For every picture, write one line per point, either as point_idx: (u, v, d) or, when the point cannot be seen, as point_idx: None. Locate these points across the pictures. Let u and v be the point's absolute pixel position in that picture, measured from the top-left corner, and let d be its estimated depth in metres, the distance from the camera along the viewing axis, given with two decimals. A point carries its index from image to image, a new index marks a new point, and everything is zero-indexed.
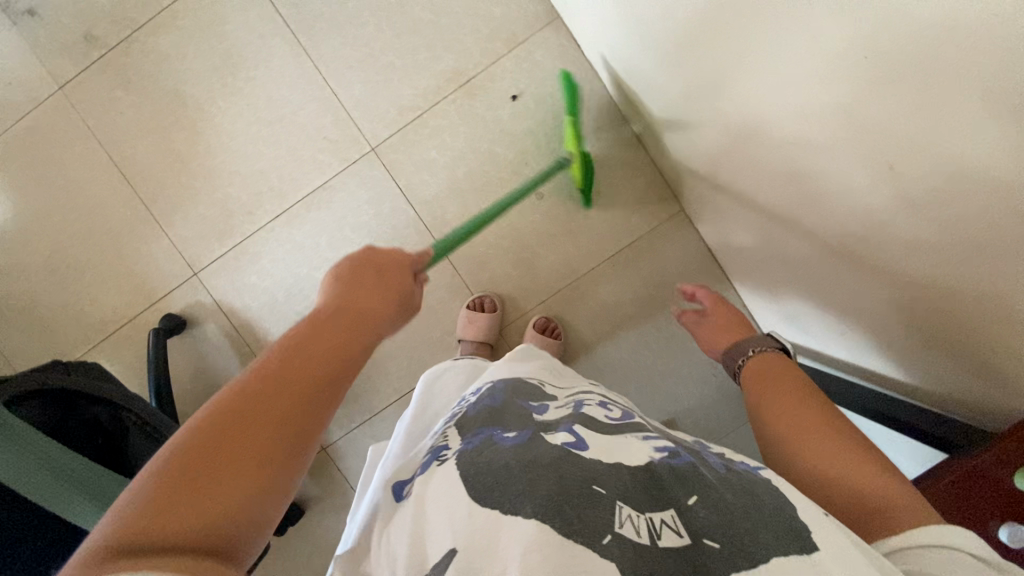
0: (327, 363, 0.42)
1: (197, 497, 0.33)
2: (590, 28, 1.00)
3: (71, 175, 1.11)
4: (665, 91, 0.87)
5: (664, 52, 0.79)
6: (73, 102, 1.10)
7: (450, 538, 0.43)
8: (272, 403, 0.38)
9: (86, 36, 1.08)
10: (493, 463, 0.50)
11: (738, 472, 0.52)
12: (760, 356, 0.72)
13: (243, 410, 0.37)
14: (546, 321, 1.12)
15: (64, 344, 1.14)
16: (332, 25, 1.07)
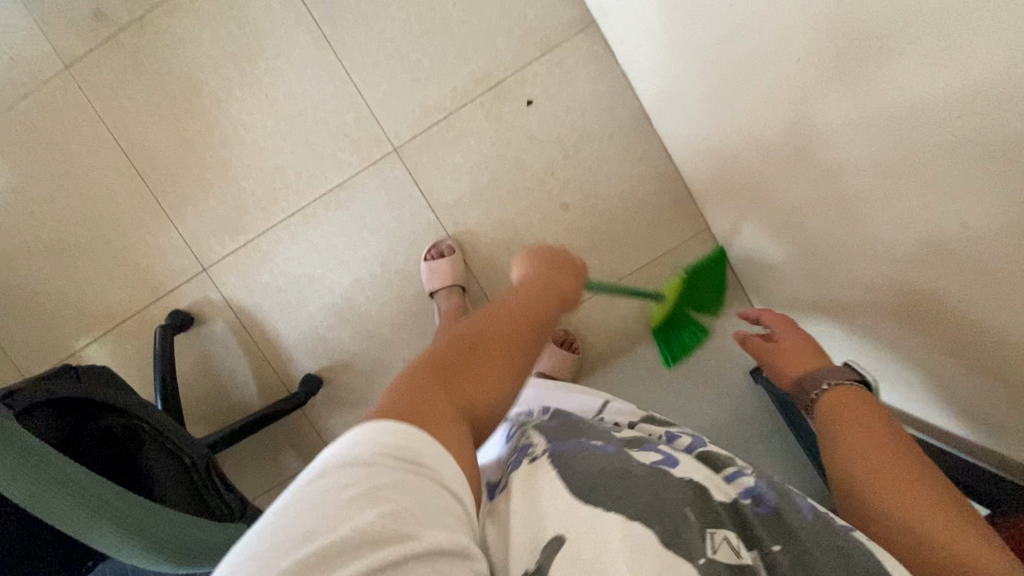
0: (535, 301, 0.56)
1: (453, 383, 0.47)
2: (628, 39, 0.96)
3: (76, 159, 1.06)
4: (703, 115, 0.84)
5: (707, 78, 0.77)
6: (80, 83, 1.04)
7: (553, 526, 0.47)
8: (497, 334, 0.50)
9: (95, 13, 1.02)
10: (589, 469, 0.53)
11: (826, 521, 0.47)
12: (836, 388, 0.63)
13: (487, 327, 0.51)
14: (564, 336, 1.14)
15: (65, 335, 1.10)
16: (358, 18, 1.02)
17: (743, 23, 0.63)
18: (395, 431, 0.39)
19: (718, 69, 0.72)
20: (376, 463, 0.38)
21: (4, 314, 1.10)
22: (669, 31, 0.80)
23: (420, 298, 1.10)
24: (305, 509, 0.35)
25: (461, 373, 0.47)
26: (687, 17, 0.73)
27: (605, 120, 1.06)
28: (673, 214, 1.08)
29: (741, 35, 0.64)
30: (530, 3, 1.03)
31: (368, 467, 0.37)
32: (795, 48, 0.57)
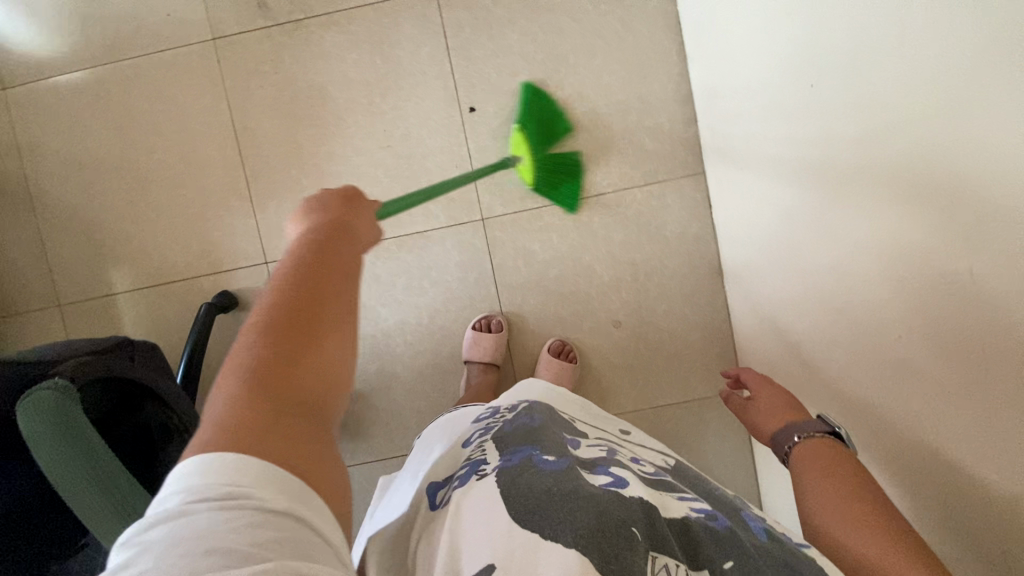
0: (316, 268, 0.47)
1: (274, 391, 0.39)
2: (726, 205, 1.02)
3: (188, 122, 1.09)
4: (777, 307, 0.90)
5: (794, 283, 0.83)
6: (219, 57, 1.08)
7: (490, 553, 0.49)
8: (290, 324, 0.43)
9: (259, 3, 1.06)
10: (534, 488, 0.55)
11: (782, 545, 0.52)
12: (805, 441, 0.70)
13: (279, 307, 0.43)
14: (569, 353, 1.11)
15: (113, 275, 1.12)
16: (493, 93, 1.08)
17: (843, 264, 0.69)
18: (240, 468, 0.34)
19: (809, 285, 0.78)
20: (227, 501, 0.33)
21: (64, 235, 1.12)
22: (771, 225, 0.87)
23: (454, 359, 1.12)
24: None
25: (302, 307, 0.44)
26: (794, 228, 0.80)
27: (681, 261, 1.10)
28: (712, 367, 1.11)
29: (838, 273, 0.70)
30: (651, 134, 1.08)
31: (233, 512, 0.32)
32: (887, 304, 0.62)
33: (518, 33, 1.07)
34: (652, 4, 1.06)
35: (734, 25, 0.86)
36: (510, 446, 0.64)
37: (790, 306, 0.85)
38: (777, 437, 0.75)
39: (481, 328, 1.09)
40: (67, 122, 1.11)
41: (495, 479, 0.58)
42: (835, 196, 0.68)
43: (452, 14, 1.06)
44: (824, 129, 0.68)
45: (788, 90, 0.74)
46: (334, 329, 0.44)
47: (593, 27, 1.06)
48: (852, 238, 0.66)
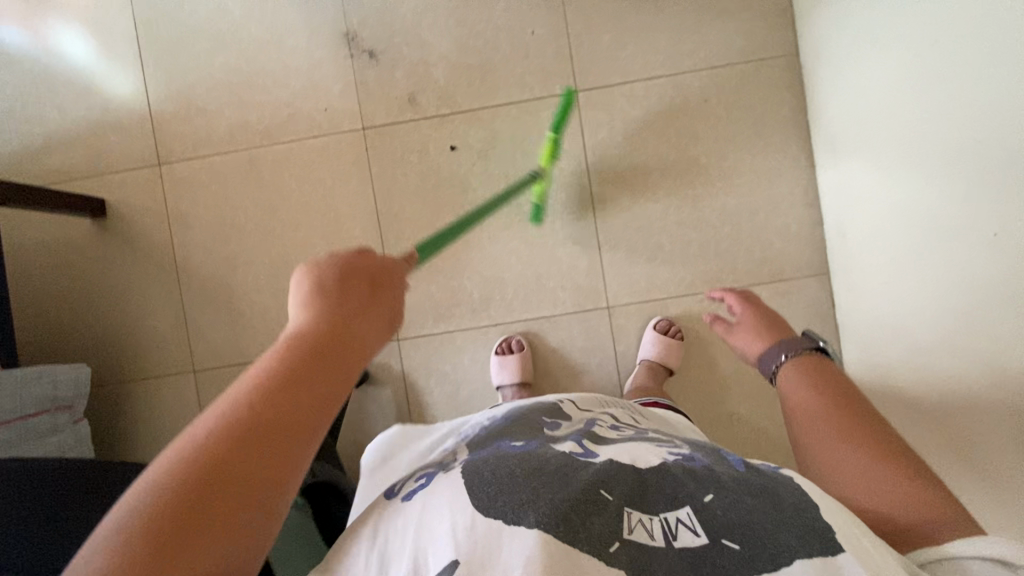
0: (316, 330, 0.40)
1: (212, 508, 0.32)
2: (868, 239, 0.96)
3: (332, 204, 1.15)
4: (923, 342, 0.82)
5: (945, 295, 0.75)
6: (368, 145, 1.14)
7: (451, 551, 0.45)
8: (278, 416, 0.35)
9: (410, 98, 1.13)
10: (496, 471, 0.54)
11: (759, 472, 0.53)
12: (794, 359, 0.63)
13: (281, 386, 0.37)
14: (672, 324, 1.12)
15: (246, 343, 1.17)
16: (627, 189, 1.13)
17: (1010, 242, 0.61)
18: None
19: (964, 291, 0.71)
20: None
21: (204, 304, 1.17)
22: (918, 235, 0.81)
23: None
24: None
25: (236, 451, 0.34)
26: (945, 228, 0.74)
27: None
28: None
29: (1000, 260, 0.64)
30: (778, 235, 1.11)
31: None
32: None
33: (652, 135, 1.12)
34: (785, 112, 1.10)
35: (885, 133, 0.86)
36: (477, 446, 0.63)
37: (936, 341, 0.79)
38: (764, 357, 0.66)
39: (504, 351, 1.12)
40: (215, 196, 1.17)
41: (458, 470, 0.56)
42: (997, 167, 0.62)
43: (591, 115, 1.12)
44: (975, 108, 0.65)
45: (949, 228, 0.73)
46: (239, 512, 0.33)
47: (726, 132, 1.11)
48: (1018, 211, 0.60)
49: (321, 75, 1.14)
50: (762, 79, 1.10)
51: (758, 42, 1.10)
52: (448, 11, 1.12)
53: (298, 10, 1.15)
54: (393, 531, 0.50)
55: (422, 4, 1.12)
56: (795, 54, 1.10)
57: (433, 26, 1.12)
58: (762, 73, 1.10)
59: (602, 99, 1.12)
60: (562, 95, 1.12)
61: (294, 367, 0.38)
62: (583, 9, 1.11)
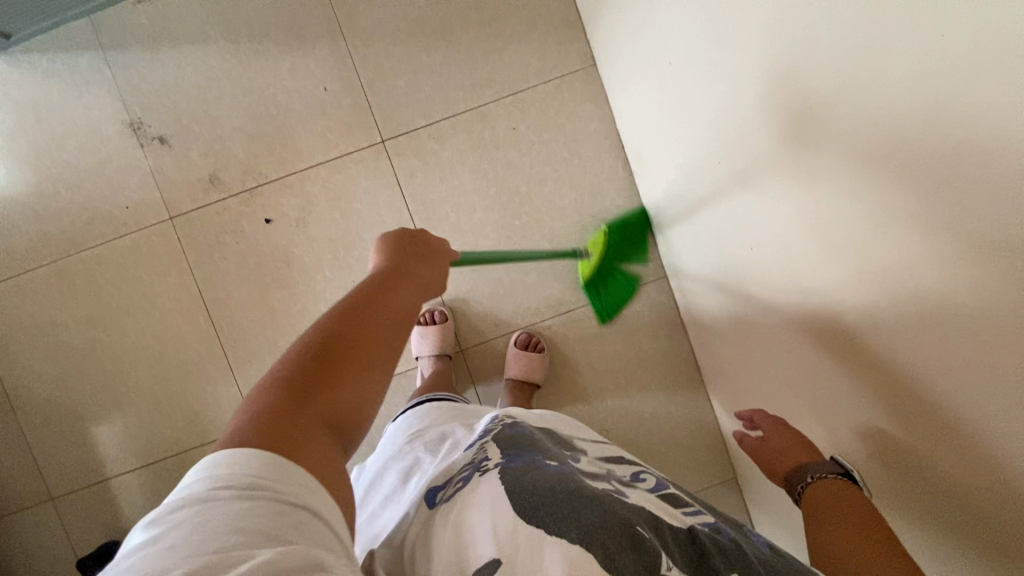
0: (388, 312, 0.53)
1: (321, 403, 0.44)
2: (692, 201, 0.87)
3: (156, 302, 1.10)
4: (779, 290, 0.69)
5: (784, 199, 0.61)
6: (180, 234, 1.09)
7: (492, 548, 0.48)
8: (349, 345, 0.48)
9: (211, 178, 1.08)
10: (539, 484, 0.54)
11: (782, 558, 0.54)
12: (818, 478, 0.65)
13: (341, 339, 0.48)
14: (531, 335, 1.11)
15: (100, 460, 1.12)
16: (454, 230, 1.11)
17: (808, 70, 0.50)
18: (265, 460, 0.37)
19: (803, 184, 0.56)
20: (245, 492, 0.34)
21: (46, 429, 1.12)
22: (728, 158, 0.70)
23: None
24: (163, 548, 0.30)
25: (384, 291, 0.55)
26: (746, 122, 0.63)
27: (660, 364, 1.12)
28: (706, 461, 1.11)
29: (811, 103, 0.50)
30: None
31: (248, 500, 0.34)
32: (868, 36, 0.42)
33: (468, 172, 1.10)
34: (594, 125, 1.09)
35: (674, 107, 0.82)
36: (513, 447, 0.64)
37: (793, 286, 0.65)
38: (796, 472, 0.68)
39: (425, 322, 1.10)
40: (32, 317, 1.10)
41: (497, 474, 0.58)
42: (756, 15, 0.55)
43: (403, 162, 1.09)
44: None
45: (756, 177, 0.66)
46: (349, 384, 0.47)
47: (540, 155, 1.09)
48: (800, 32, 0.49)
49: (114, 171, 1.08)
50: (565, 96, 1.09)
51: (552, 60, 1.08)
52: (232, 82, 1.07)
53: (73, 106, 1.07)
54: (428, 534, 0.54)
55: (204, 79, 1.07)
56: (591, 66, 1.08)
57: (221, 99, 1.07)
58: (564, 90, 1.08)
59: (410, 144, 1.09)
60: (368, 147, 1.09)
61: (333, 335, 0.48)
62: (371, 57, 1.07)
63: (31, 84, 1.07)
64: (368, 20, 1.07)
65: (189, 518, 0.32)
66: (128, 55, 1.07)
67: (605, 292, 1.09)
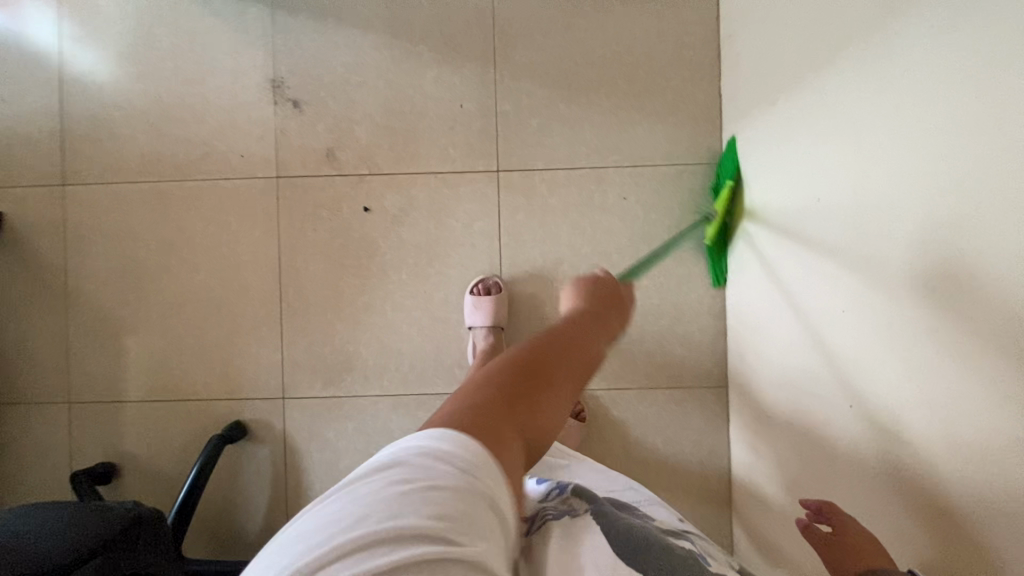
0: (571, 344, 0.52)
1: (511, 418, 0.45)
2: (772, 331, 0.90)
3: (236, 250, 1.12)
4: (849, 435, 0.69)
5: (872, 331, 0.64)
6: (281, 195, 1.11)
7: None
8: (551, 370, 0.49)
9: (329, 154, 1.11)
10: (640, 560, 0.53)
11: None
12: None
13: (541, 360, 0.49)
14: (577, 402, 1.10)
15: (127, 381, 1.13)
16: (536, 275, 1.11)
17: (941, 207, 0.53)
18: (462, 445, 0.41)
19: (895, 317, 0.60)
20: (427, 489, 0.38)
21: (89, 334, 1.13)
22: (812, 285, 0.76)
23: None
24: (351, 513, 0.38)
25: (574, 351, 0.52)
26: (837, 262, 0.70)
27: (692, 469, 1.10)
28: None
29: (899, 232, 0.58)
30: (682, 343, 1.10)
31: (433, 492, 0.38)
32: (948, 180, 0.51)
33: (568, 225, 1.11)
34: (701, 220, 1.10)
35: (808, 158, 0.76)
36: (603, 523, 0.62)
37: (883, 461, 0.63)
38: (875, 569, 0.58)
39: (479, 291, 1.08)
40: (116, 225, 1.13)
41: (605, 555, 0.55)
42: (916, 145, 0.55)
43: (510, 197, 1.11)
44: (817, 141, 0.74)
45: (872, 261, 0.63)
46: (552, 395, 0.48)
47: (641, 232, 1.10)
48: (886, 185, 0.60)
49: (242, 118, 1.11)
50: (683, 185, 1.10)
51: (682, 148, 1.10)
52: (379, 72, 1.11)
53: (226, 48, 1.12)
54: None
55: (354, 62, 1.11)
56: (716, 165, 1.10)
57: (363, 85, 1.11)
58: (684, 179, 1.10)
59: (522, 181, 1.11)
60: (483, 173, 1.11)
61: (525, 366, 0.49)
62: (514, 90, 1.10)
63: (197, 15, 1.12)
64: (522, 58, 1.10)
65: (367, 501, 0.38)
66: (293, 18, 1.11)
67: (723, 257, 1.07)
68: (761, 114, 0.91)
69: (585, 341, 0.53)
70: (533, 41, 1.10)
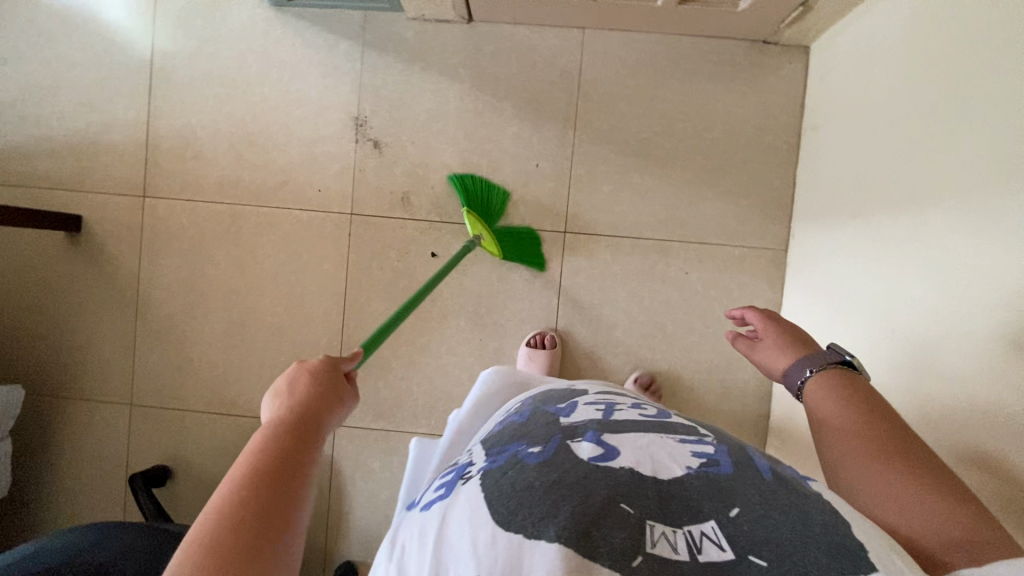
0: (287, 447, 0.46)
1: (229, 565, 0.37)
2: (830, 330, 0.96)
3: (302, 279, 1.15)
4: None
5: (892, 343, 0.79)
6: (352, 232, 1.14)
7: (472, 565, 0.44)
8: (260, 484, 0.42)
9: (403, 197, 1.13)
10: (516, 484, 0.51)
11: (784, 482, 0.51)
12: (819, 372, 0.65)
13: (249, 483, 0.42)
14: (653, 380, 1.11)
15: (187, 392, 1.17)
16: (590, 337, 1.14)
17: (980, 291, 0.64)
18: None
19: (932, 335, 0.71)
20: None
21: (154, 342, 1.18)
22: (854, 304, 0.88)
23: None
24: None
25: (310, 430, 0.49)
26: (892, 276, 0.80)
27: None
28: None
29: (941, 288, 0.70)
30: (724, 420, 1.13)
31: None
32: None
33: (627, 292, 1.13)
34: (758, 303, 1.12)
35: (867, 196, 0.87)
36: (496, 446, 0.61)
37: None
38: (787, 374, 0.69)
39: (535, 344, 1.12)
40: (190, 241, 1.17)
41: (474, 485, 0.53)
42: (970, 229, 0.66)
43: (573, 258, 1.14)
44: (909, 165, 0.77)
45: (913, 300, 0.75)
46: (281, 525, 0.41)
47: (697, 308, 1.13)
48: (935, 247, 0.72)
49: (322, 152, 1.14)
50: (744, 267, 1.12)
51: (748, 231, 1.11)
52: (460, 123, 1.13)
53: (313, 81, 1.14)
54: (423, 527, 0.52)
55: (436, 110, 1.13)
56: (780, 252, 1.12)
57: (443, 133, 1.13)
58: (746, 261, 1.12)
59: (587, 245, 1.13)
60: (550, 232, 1.13)
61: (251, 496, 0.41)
62: (590, 155, 1.12)
63: (287, 46, 1.14)
64: (602, 124, 1.12)
65: None
66: (381, 59, 1.13)
67: (521, 245, 1.12)
68: (840, 219, 0.94)
69: (319, 418, 0.51)
70: (614, 109, 1.11)
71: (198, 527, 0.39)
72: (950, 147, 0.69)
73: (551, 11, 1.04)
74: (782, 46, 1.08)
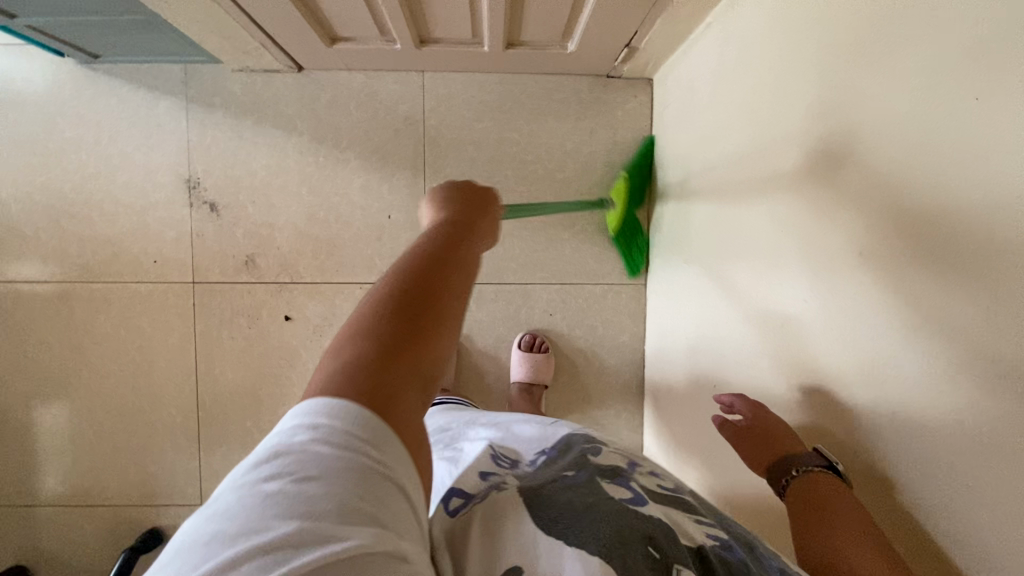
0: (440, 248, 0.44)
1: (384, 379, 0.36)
2: (707, 361, 0.85)
3: (148, 354, 1.08)
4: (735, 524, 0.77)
5: (783, 291, 0.63)
6: (197, 300, 1.07)
7: (512, 556, 0.44)
8: (419, 275, 0.41)
9: (247, 260, 1.07)
10: (558, 499, 0.49)
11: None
12: (804, 477, 0.56)
13: (420, 277, 0.41)
14: (536, 337, 1.10)
15: (34, 484, 1.09)
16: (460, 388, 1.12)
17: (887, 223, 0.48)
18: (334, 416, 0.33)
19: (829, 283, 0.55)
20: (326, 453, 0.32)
21: None
22: (741, 248, 0.73)
23: None
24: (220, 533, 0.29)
25: (452, 253, 0.44)
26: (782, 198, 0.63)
27: None
28: None
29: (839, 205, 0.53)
30: None
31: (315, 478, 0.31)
32: (871, 241, 0.50)
33: (493, 339, 1.11)
34: (624, 338, 1.12)
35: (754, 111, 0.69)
36: None
37: None
38: (775, 468, 0.61)
39: None
40: (16, 323, 1.07)
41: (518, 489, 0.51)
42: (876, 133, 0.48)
43: None
44: (777, 66, 0.63)
45: (804, 227, 0.59)
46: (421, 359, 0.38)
47: (564, 348, 1.12)
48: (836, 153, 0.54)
49: (154, 218, 1.06)
50: (608, 304, 1.11)
51: (608, 268, 1.11)
52: (303, 178, 1.07)
53: (136, 142, 1.05)
54: None
55: (275, 165, 1.06)
56: (641, 286, 1.12)
57: (284, 189, 1.06)
58: (608, 298, 1.11)
59: None
60: None
61: (402, 302, 0.39)
62: None
63: (102, 105, 1.04)
64: (452, 169, 1.08)
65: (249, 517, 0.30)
66: (209, 114, 1.05)
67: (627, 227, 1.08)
68: (704, 264, 0.85)
69: (456, 246, 0.45)
70: (463, 153, 1.08)
71: (338, 343, 0.38)
72: (818, 19, 0.55)
73: (381, 57, 0.99)
74: (625, 79, 1.06)
